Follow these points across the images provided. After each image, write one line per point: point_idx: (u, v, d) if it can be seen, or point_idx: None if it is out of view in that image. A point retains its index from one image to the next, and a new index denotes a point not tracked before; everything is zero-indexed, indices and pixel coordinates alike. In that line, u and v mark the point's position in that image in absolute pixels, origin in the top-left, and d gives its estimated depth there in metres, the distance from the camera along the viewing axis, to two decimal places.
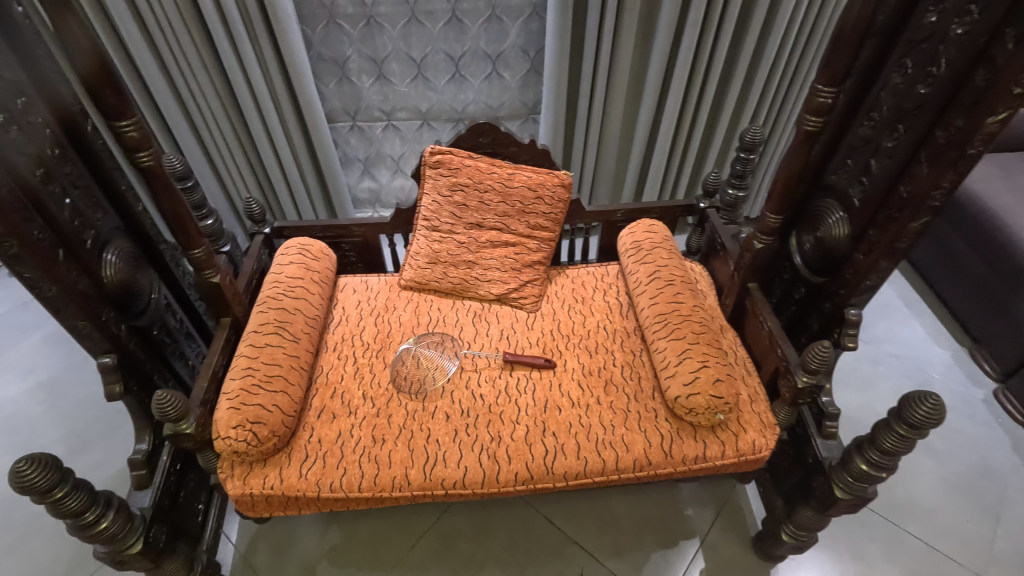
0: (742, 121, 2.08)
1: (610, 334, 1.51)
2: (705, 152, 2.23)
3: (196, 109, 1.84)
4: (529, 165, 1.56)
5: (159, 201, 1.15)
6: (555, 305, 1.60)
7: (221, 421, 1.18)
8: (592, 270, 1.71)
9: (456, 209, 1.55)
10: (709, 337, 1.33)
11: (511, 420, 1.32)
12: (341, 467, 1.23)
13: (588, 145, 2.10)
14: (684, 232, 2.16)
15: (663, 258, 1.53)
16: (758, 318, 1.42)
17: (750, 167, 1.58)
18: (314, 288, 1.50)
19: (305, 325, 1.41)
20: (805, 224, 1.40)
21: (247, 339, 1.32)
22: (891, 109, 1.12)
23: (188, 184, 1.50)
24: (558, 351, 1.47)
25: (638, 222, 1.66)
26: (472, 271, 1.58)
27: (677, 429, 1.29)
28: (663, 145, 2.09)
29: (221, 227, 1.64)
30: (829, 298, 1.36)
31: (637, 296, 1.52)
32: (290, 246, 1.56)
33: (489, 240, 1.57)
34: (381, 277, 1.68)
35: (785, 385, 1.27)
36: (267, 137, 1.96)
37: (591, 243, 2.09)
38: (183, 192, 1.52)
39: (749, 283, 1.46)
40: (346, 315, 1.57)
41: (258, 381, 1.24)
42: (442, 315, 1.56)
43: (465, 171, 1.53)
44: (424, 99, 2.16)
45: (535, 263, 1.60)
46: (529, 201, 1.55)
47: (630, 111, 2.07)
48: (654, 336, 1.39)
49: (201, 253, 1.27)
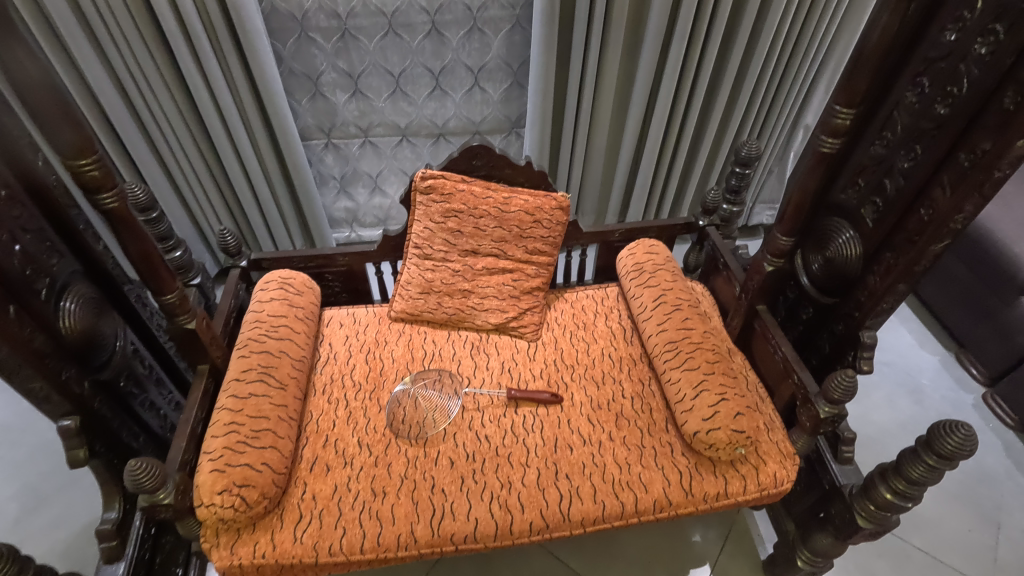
0: (728, 136, 2.05)
1: (616, 363, 1.44)
2: (690, 169, 2.18)
3: (157, 131, 1.70)
4: (525, 188, 1.48)
5: (125, 245, 1.03)
6: (556, 332, 1.52)
7: (204, 487, 1.06)
8: (591, 292, 1.64)
9: (449, 235, 1.46)
10: (723, 366, 1.28)
11: (520, 464, 1.24)
12: (340, 527, 1.12)
13: (575, 160, 2.02)
14: (681, 245, 2.11)
15: (668, 281, 1.47)
16: (769, 342, 1.37)
17: (747, 183, 1.56)
18: (299, 326, 1.39)
19: (292, 369, 1.30)
20: (810, 244, 1.34)
21: (229, 389, 1.20)
22: (906, 128, 1.08)
23: (153, 216, 1.37)
24: (563, 384, 1.40)
25: (638, 242, 1.59)
26: (468, 300, 1.49)
27: (695, 464, 1.23)
28: (650, 161, 2.04)
29: (191, 257, 1.51)
30: (841, 320, 1.32)
31: (642, 323, 1.45)
32: (270, 280, 1.45)
33: (484, 267, 1.49)
34: (369, 308, 1.58)
35: (805, 414, 1.23)
36: (237, 161, 1.82)
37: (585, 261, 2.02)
38: (147, 225, 1.39)
39: (757, 305, 1.41)
40: (334, 352, 1.46)
41: (244, 439, 1.12)
42: (437, 348, 1.47)
43: (458, 197, 1.44)
44: (402, 115, 2.05)
45: (534, 289, 1.52)
46: (527, 225, 1.47)
47: (615, 127, 2.02)
48: (664, 365, 1.33)
49: (174, 298, 1.14)
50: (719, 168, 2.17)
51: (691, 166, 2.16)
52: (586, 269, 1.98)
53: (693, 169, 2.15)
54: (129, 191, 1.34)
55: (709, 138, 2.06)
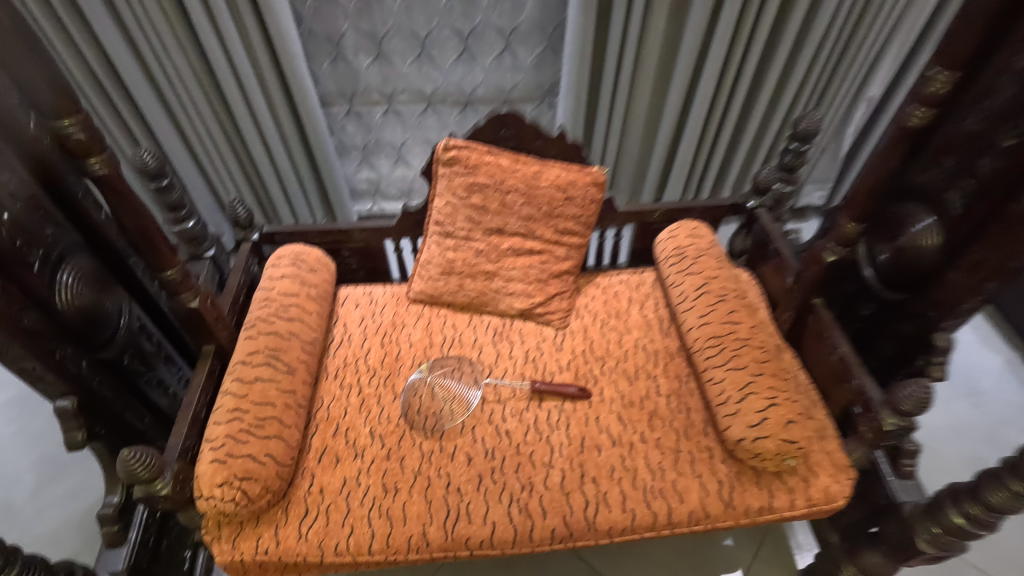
0: (779, 110, 1.86)
1: (651, 356, 1.32)
2: (736, 147, 2.00)
3: (172, 93, 1.61)
4: (557, 161, 1.35)
5: (120, 216, 0.94)
6: (586, 320, 1.40)
7: (204, 478, 0.99)
8: (624, 277, 1.51)
9: (473, 212, 1.34)
10: (773, 366, 1.14)
11: (543, 464, 1.14)
12: (348, 525, 1.05)
13: (611, 131, 1.86)
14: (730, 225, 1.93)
15: (712, 268, 1.33)
16: (825, 341, 1.23)
17: (803, 160, 1.39)
18: (311, 306, 1.30)
19: (302, 353, 1.22)
20: (877, 233, 1.17)
21: (234, 373, 1.13)
22: (1012, 99, 0.91)
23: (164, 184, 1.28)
24: (593, 377, 1.28)
25: (679, 224, 1.45)
26: (492, 283, 1.38)
27: (737, 473, 1.11)
28: (693, 136, 1.88)
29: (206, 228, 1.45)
30: (909, 319, 1.17)
31: (682, 315, 1.32)
32: (282, 256, 1.37)
33: (510, 248, 1.36)
34: (387, 288, 1.49)
35: (864, 424, 1.09)
36: (255, 129, 1.74)
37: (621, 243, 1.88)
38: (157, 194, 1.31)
39: (813, 299, 1.26)
40: (348, 334, 1.38)
41: (248, 427, 1.05)
42: (457, 333, 1.37)
43: (485, 169, 1.31)
44: (428, 81, 1.92)
45: (563, 273, 1.40)
46: (558, 202, 1.34)
47: (657, 98, 1.85)
48: (705, 362, 1.20)
49: (176, 275, 1.05)
50: (768, 146, 1.99)
51: (736, 142, 1.98)
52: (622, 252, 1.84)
53: (739, 146, 1.97)
54: (138, 155, 1.22)
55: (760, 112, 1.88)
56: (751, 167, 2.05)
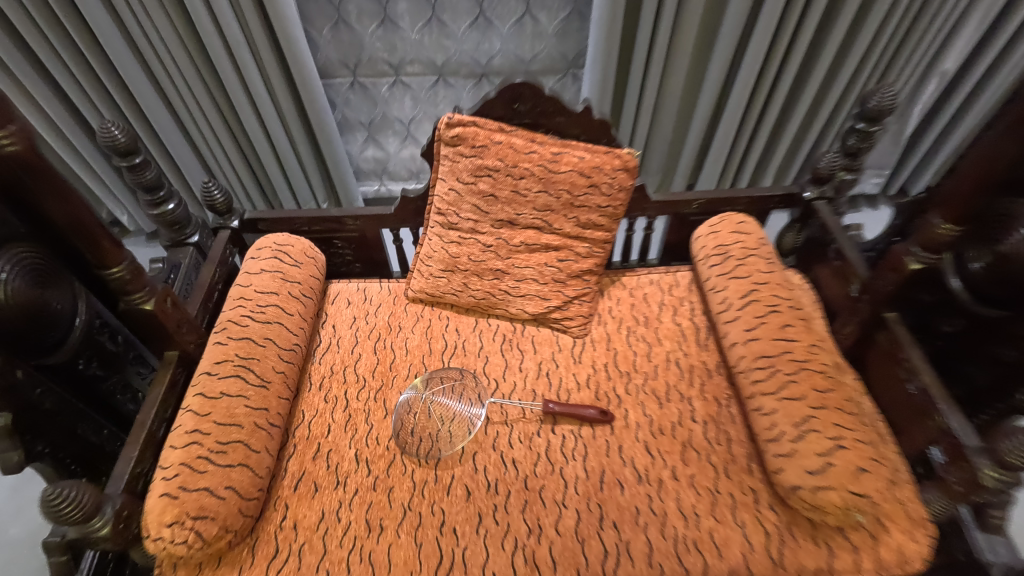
0: (838, 87, 1.60)
1: (685, 374, 1.13)
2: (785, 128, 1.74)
3: (155, 58, 1.43)
4: (581, 141, 1.14)
5: (46, 203, 0.78)
6: (609, 328, 1.22)
7: (152, 515, 0.84)
8: (655, 277, 1.31)
9: (480, 200, 1.15)
10: (840, 397, 0.92)
11: (555, 503, 0.96)
12: (322, 571, 0.89)
13: (643, 106, 1.63)
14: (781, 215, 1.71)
15: (761, 271, 1.12)
16: (898, 364, 1.02)
17: (869, 144, 1.18)
18: (293, 306, 1.13)
19: (278, 362, 1.05)
20: (974, 232, 0.94)
21: (197, 386, 0.97)
22: None
23: (137, 162, 1.11)
24: (616, 397, 1.10)
25: (721, 217, 1.24)
26: (501, 283, 1.20)
27: (788, 524, 0.92)
28: (734, 115, 1.63)
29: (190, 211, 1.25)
30: (1012, 342, 0.93)
31: (723, 327, 1.11)
32: (263, 247, 1.20)
33: (523, 243, 1.17)
34: (384, 284, 1.32)
35: (953, 473, 0.88)
36: (248, 101, 1.55)
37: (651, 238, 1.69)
38: (129, 172, 1.13)
39: (885, 313, 1.05)
40: (337, 337, 1.21)
41: (207, 453, 0.89)
42: (460, 340, 1.20)
43: (495, 150, 1.11)
44: (439, 50, 1.72)
45: (584, 273, 1.20)
46: (580, 189, 1.13)
47: (696, 69, 1.62)
48: (752, 387, 1.00)
49: (122, 273, 0.88)
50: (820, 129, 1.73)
51: (784, 123, 1.73)
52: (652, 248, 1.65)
53: (789, 128, 1.71)
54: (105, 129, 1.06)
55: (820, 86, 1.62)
56: (800, 152, 1.80)
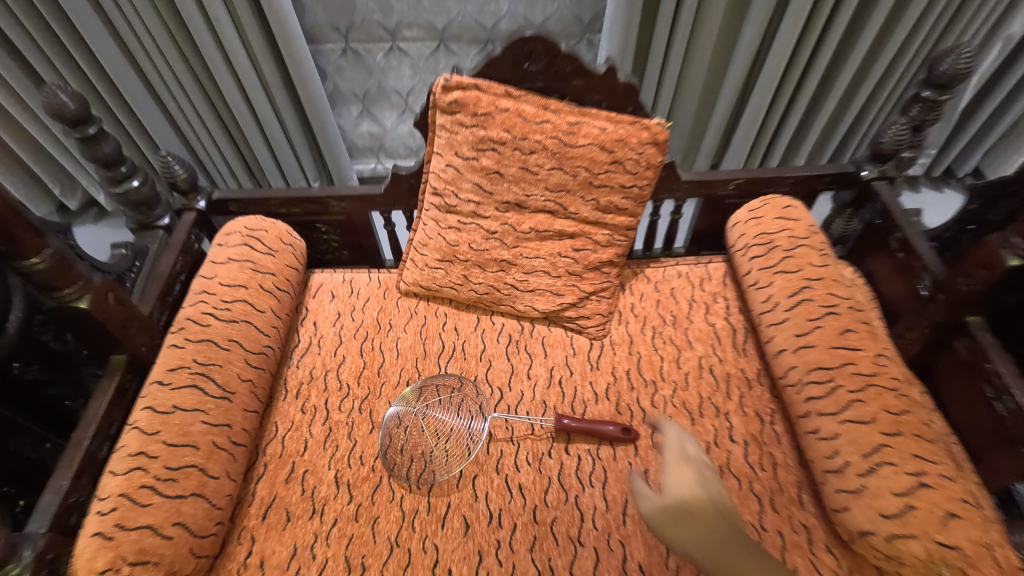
0: (882, 61, 1.34)
1: (720, 385, 0.97)
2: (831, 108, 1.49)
3: (116, 12, 1.20)
4: (602, 110, 0.96)
5: None
6: (631, 328, 1.05)
7: (79, 560, 0.68)
8: (683, 269, 1.14)
9: (483, 178, 0.98)
10: (917, 423, 0.76)
11: (569, 540, 0.81)
12: None
13: (669, 61, 1.40)
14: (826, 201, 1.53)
15: (815, 265, 0.95)
16: (981, 379, 0.85)
17: (935, 118, 1.00)
18: (265, 301, 0.97)
19: (245, 368, 0.89)
20: None
21: (146, 398, 0.82)
22: None
23: (90, 134, 0.95)
24: (640, 411, 0.94)
25: (764, 199, 1.07)
26: (507, 275, 1.03)
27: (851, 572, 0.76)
28: (766, 90, 1.41)
29: (156, 190, 1.09)
30: None
31: (766, 331, 0.95)
32: (231, 232, 1.04)
33: (533, 229, 1.00)
34: (374, 275, 1.16)
35: None
36: (228, 69, 1.32)
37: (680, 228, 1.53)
38: (82, 146, 0.98)
39: (966, 317, 0.87)
40: (318, 336, 1.06)
41: (153, 482, 0.74)
42: (460, 341, 1.04)
43: (500, 119, 0.94)
44: (441, 12, 1.48)
45: (604, 265, 1.04)
46: (601, 166, 0.95)
47: (727, 32, 1.40)
48: (805, 405, 0.83)
49: (45, 264, 0.72)
50: (865, 106, 1.47)
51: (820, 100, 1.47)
52: (680, 238, 1.49)
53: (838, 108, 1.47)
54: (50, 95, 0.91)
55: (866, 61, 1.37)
56: (837, 134, 1.53)
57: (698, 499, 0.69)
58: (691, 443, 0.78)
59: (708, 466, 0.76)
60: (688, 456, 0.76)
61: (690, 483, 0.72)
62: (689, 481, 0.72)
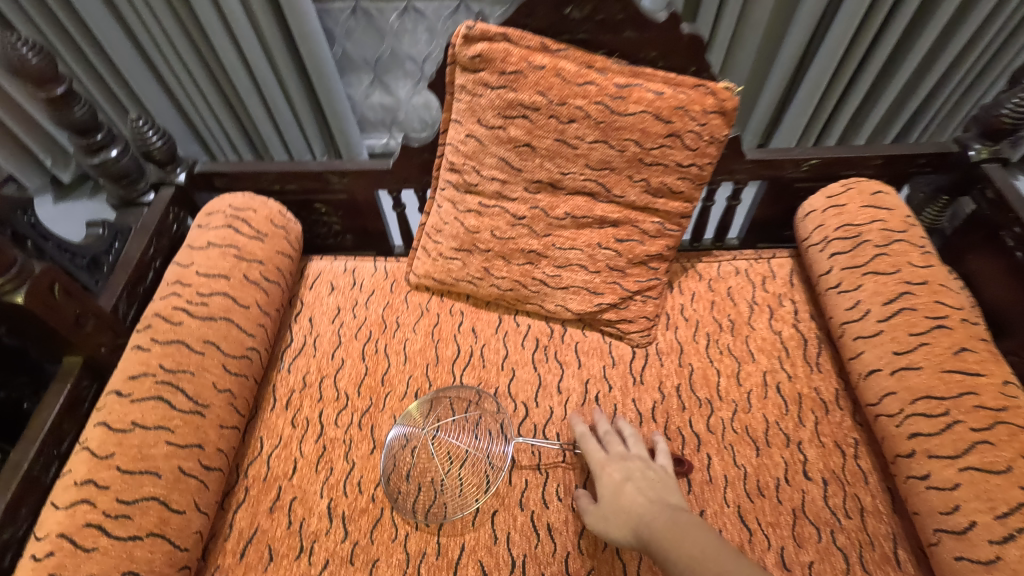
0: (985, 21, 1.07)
1: (791, 408, 0.80)
2: (911, 86, 1.23)
3: None
4: (657, 69, 0.79)
5: None
6: (681, 334, 0.89)
7: None
8: (741, 265, 0.97)
9: (510, 153, 0.81)
10: None
11: None
12: None
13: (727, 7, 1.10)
14: None
15: (916, 267, 0.77)
16: None
17: None
18: (250, 294, 0.83)
19: (222, 377, 0.75)
20: None
21: (101, 412, 0.68)
22: None
23: (58, 96, 0.81)
24: (692, 437, 0.78)
25: (845, 185, 0.89)
26: (536, 269, 0.87)
27: None
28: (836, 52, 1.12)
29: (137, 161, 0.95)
30: None
31: (851, 345, 0.78)
32: (214, 211, 0.89)
33: (568, 215, 0.83)
34: (380, 264, 1.00)
35: None
36: (222, 25, 1.13)
37: (734, 223, 1.39)
38: (50, 110, 0.83)
39: None
40: (315, 334, 0.91)
41: (101, 520, 0.60)
42: (478, 346, 0.89)
43: (532, 79, 0.77)
44: None
45: (651, 259, 0.87)
46: (654, 139, 0.78)
47: (782, 5, 1.16)
48: (909, 443, 0.67)
49: None
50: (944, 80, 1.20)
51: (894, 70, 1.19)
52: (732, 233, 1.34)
53: (917, 89, 1.21)
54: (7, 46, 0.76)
55: (951, 31, 1.11)
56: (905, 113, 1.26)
57: (611, 493, 0.67)
58: (610, 442, 0.74)
59: (637, 457, 0.71)
60: (611, 455, 0.72)
61: (616, 481, 0.67)
62: (615, 478, 0.68)
